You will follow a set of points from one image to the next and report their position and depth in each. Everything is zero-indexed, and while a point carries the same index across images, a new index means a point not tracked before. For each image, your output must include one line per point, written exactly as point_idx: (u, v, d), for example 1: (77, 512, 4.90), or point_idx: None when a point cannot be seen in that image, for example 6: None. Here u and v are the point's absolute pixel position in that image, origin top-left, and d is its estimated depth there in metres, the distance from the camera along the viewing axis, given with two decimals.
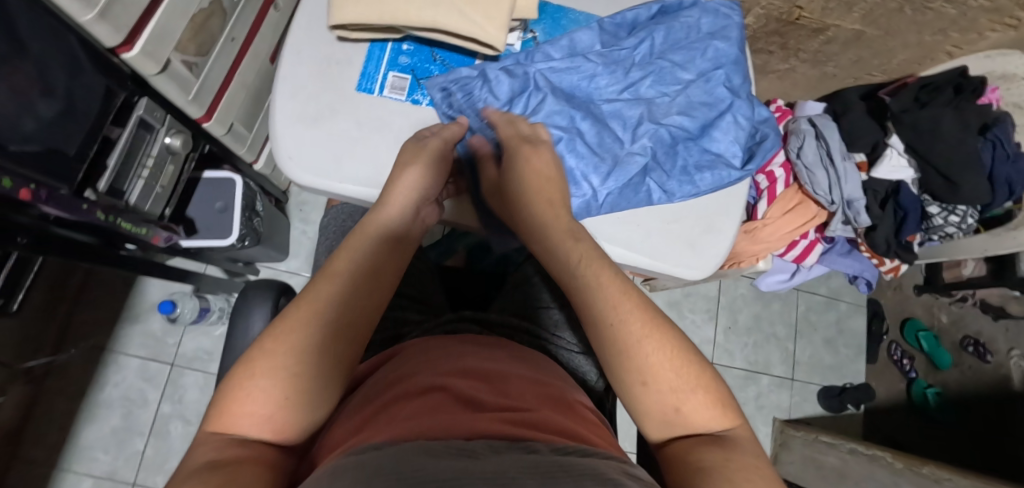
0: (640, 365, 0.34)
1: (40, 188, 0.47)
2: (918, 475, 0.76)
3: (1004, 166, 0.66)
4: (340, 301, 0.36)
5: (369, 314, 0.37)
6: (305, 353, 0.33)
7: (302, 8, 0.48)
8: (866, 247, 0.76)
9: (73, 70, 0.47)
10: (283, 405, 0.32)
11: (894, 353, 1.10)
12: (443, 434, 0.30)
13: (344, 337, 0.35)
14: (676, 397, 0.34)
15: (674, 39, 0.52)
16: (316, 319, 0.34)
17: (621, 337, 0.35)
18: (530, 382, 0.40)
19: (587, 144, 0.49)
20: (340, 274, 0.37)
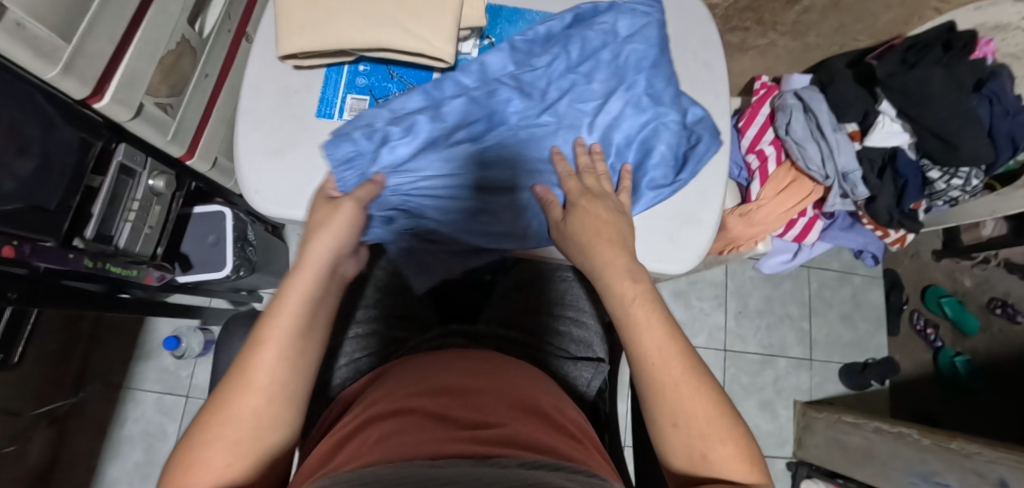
0: (674, 408, 0.35)
1: (23, 243, 0.48)
2: (946, 450, 0.72)
3: (1004, 122, 0.62)
4: (283, 367, 0.34)
5: (301, 377, 0.35)
6: (249, 421, 0.32)
7: (257, 41, 0.48)
8: (868, 219, 0.73)
9: (45, 126, 0.48)
10: (225, 473, 0.31)
11: (917, 323, 1.05)
12: (409, 456, 0.30)
13: (287, 402, 0.34)
14: (706, 444, 0.34)
15: (589, 50, 0.50)
16: (257, 384, 0.33)
17: (655, 378, 0.36)
18: (505, 399, 0.38)
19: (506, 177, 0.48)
20: (272, 337, 0.34)
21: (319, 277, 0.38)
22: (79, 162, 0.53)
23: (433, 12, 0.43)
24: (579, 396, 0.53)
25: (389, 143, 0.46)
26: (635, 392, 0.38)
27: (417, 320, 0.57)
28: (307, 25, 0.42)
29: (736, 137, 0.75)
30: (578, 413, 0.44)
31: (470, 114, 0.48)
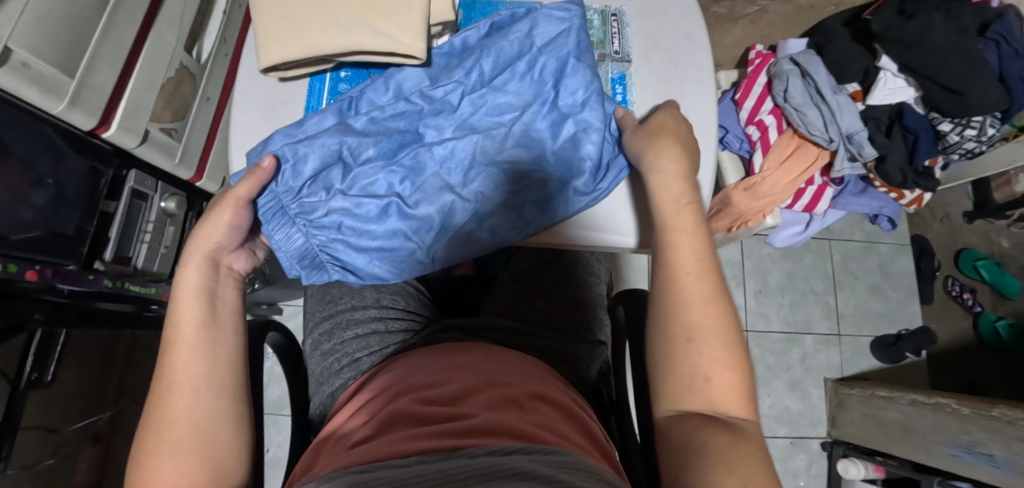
0: (694, 323, 0.36)
1: (45, 267, 0.51)
2: (987, 418, 0.68)
3: (1014, 63, 0.59)
4: (198, 359, 0.37)
5: (218, 365, 0.38)
6: (182, 418, 0.34)
7: (243, 57, 0.51)
8: (880, 182, 0.70)
9: (56, 157, 0.51)
10: (182, 473, 0.33)
11: (952, 289, 1.01)
12: (381, 456, 0.34)
13: (215, 391, 0.36)
14: (711, 368, 0.35)
15: (504, 62, 0.48)
16: (190, 381, 0.36)
17: (685, 282, 0.37)
18: (475, 394, 0.41)
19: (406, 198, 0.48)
20: (183, 335, 0.38)
21: (208, 263, 0.41)
22: (91, 190, 0.56)
23: (403, 13, 0.44)
24: (582, 381, 0.54)
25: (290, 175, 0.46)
26: (656, 299, 0.39)
27: (417, 318, 0.58)
28: (283, 36, 0.44)
29: (735, 109, 0.74)
30: (564, 391, 0.46)
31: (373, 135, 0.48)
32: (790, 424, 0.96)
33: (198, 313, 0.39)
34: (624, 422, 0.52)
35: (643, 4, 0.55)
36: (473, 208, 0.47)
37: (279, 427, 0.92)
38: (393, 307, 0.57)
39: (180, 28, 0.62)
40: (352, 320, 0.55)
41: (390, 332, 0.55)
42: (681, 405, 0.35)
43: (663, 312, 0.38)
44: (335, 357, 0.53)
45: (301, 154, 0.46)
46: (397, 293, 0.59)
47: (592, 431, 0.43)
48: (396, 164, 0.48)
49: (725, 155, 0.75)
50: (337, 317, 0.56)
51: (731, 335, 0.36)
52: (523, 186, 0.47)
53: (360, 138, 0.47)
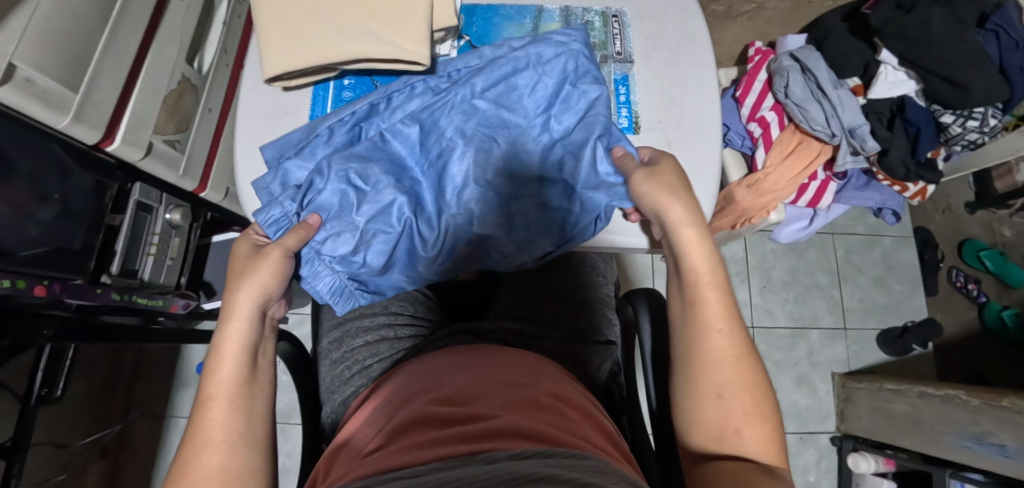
0: (726, 380, 0.39)
1: (53, 282, 0.51)
2: (996, 409, 0.68)
3: (1015, 54, 0.59)
4: (237, 412, 0.37)
5: (253, 420, 0.38)
6: (216, 475, 0.34)
7: (247, 69, 0.51)
8: (883, 175, 0.70)
9: (61, 173, 0.51)
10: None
11: (956, 280, 1.01)
12: (400, 462, 0.35)
13: (248, 448, 0.36)
14: (744, 422, 0.38)
15: (496, 76, 0.47)
16: (229, 437, 0.36)
17: (718, 342, 0.40)
18: (494, 394, 0.42)
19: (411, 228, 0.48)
20: (220, 394, 0.37)
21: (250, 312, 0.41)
22: (96, 204, 0.56)
23: (407, 20, 0.44)
24: (592, 380, 0.54)
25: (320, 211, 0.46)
26: (686, 359, 0.41)
27: (425, 323, 0.58)
28: (287, 45, 0.44)
29: (736, 106, 0.74)
30: (577, 388, 0.48)
31: (384, 164, 0.48)
32: (799, 420, 0.96)
33: (237, 367, 0.39)
34: (637, 422, 0.53)
35: (643, 5, 0.55)
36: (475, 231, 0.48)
37: (287, 437, 0.92)
38: (401, 313, 0.57)
39: (181, 40, 0.62)
40: (361, 328, 0.55)
41: (399, 338, 0.55)
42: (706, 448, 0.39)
43: (698, 370, 0.40)
44: (345, 365, 0.53)
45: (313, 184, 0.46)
46: (405, 299, 0.59)
47: (607, 429, 0.44)
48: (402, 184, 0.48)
49: (727, 153, 0.76)
50: (346, 325, 0.56)
51: (759, 390, 0.39)
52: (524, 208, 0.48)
53: (366, 162, 0.47)
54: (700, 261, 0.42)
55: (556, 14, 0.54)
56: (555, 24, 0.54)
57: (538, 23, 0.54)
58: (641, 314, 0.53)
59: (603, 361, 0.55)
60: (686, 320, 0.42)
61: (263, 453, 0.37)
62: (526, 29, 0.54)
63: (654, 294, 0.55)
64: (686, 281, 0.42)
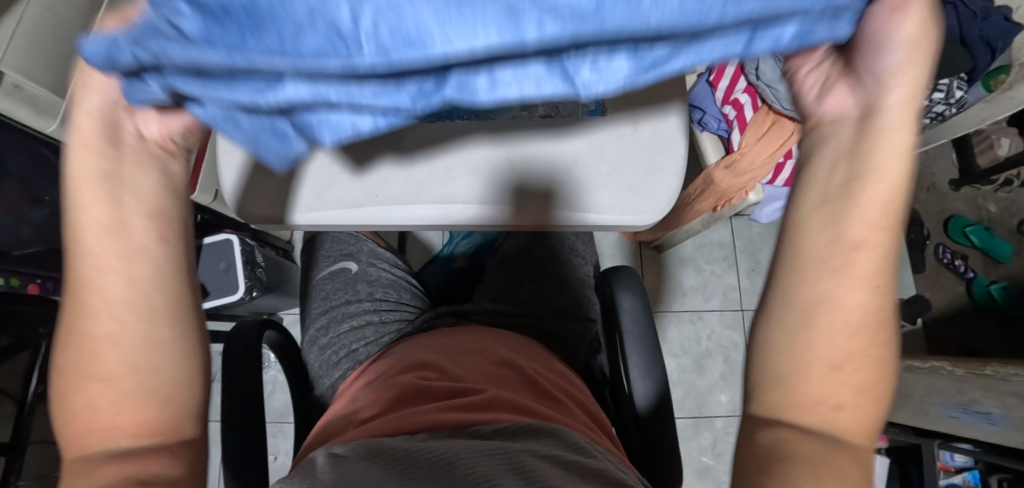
0: (852, 341, 0.25)
1: (46, 281, 0.53)
2: (980, 377, 0.68)
3: (973, 24, 0.61)
4: (126, 265, 0.25)
5: (142, 285, 0.26)
6: (106, 351, 0.25)
7: None
8: None
9: (52, 176, 0.54)
10: (116, 410, 0.25)
11: (943, 256, 1.01)
12: (390, 430, 0.37)
13: (141, 319, 0.25)
14: (848, 396, 0.25)
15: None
16: (122, 302, 0.25)
17: (856, 289, 0.25)
18: (485, 371, 0.44)
19: (326, 29, 0.16)
20: (103, 242, 0.25)
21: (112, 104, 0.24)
22: None
23: None
24: (573, 354, 0.55)
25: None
26: (803, 302, 0.25)
27: (411, 308, 0.60)
28: None
29: (711, 91, 0.76)
30: (558, 364, 0.49)
31: None
32: None
33: (110, 215, 0.25)
34: (619, 394, 0.54)
35: None
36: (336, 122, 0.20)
37: (284, 435, 0.93)
38: (386, 299, 0.59)
39: None
40: (347, 314, 0.57)
41: (384, 322, 0.56)
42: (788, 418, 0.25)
43: (811, 319, 0.25)
44: (333, 349, 0.54)
45: None
46: (389, 286, 0.61)
47: (589, 405, 0.45)
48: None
49: (704, 136, 0.78)
50: (332, 311, 0.57)
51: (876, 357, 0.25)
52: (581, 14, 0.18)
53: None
54: (875, 194, 0.24)
55: None
56: None
57: None
58: (616, 288, 0.54)
59: (584, 336, 0.55)
60: (801, 242, 0.25)
61: (182, 331, 0.27)
62: None
63: (629, 270, 0.56)
64: (835, 193, 0.25)
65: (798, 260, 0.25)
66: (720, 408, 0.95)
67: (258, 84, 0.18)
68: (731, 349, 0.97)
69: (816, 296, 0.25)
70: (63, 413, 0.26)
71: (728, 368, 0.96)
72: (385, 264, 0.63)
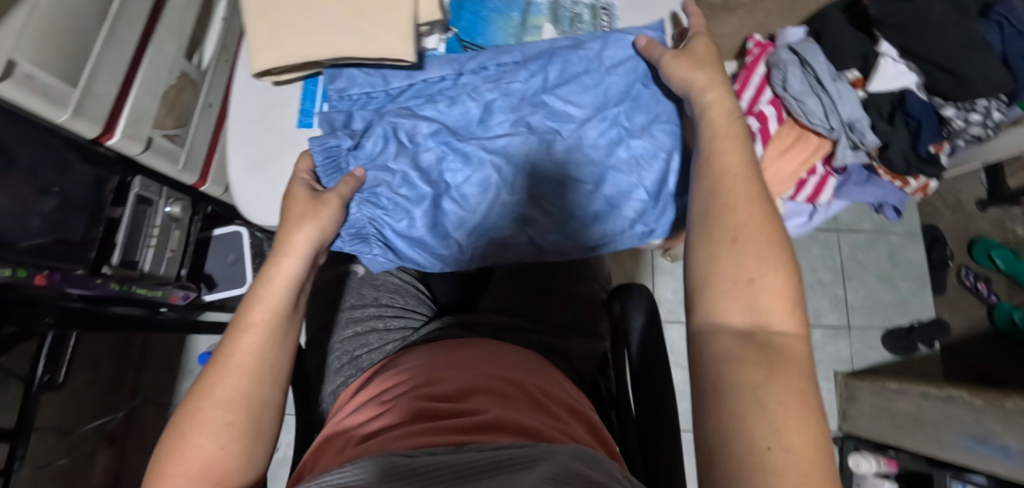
0: (738, 222, 0.35)
1: (53, 272, 0.52)
2: (1000, 410, 0.66)
3: (1018, 43, 0.58)
4: (262, 349, 0.38)
5: (277, 361, 0.38)
6: (230, 401, 0.35)
7: (239, 64, 0.52)
8: (883, 169, 0.67)
9: (61, 166, 0.53)
10: (222, 455, 0.34)
11: (966, 279, 0.97)
12: (392, 446, 0.35)
13: (269, 383, 0.37)
14: (754, 269, 0.33)
15: (571, 73, 0.50)
16: (253, 367, 0.37)
17: (727, 189, 0.37)
18: (496, 389, 0.42)
19: (481, 184, 0.51)
20: (258, 325, 0.38)
21: (307, 251, 0.42)
22: (97, 197, 0.57)
23: (390, 14, 0.44)
24: (578, 372, 0.53)
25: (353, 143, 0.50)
26: (696, 216, 0.38)
27: (418, 316, 0.59)
28: (272, 41, 0.45)
29: None
30: (566, 384, 0.48)
31: (442, 132, 0.51)
32: None
33: (279, 308, 0.39)
34: (625, 416, 0.52)
35: None
36: (454, 202, 0.51)
37: (287, 428, 0.93)
38: (392, 305, 0.58)
39: (180, 36, 0.63)
40: (351, 319, 0.56)
41: (389, 330, 0.55)
42: (722, 317, 0.33)
43: (708, 218, 0.37)
44: (335, 355, 0.54)
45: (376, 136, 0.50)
46: (395, 292, 0.59)
47: (593, 423, 0.44)
48: (448, 146, 0.50)
49: None
50: (337, 316, 0.57)
51: (782, 257, 0.34)
52: (539, 202, 0.50)
53: (421, 132, 0.50)
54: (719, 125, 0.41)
55: (544, 8, 0.54)
56: (543, 17, 0.54)
57: (526, 16, 0.54)
58: (627, 307, 0.53)
59: (592, 355, 0.54)
60: (712, 166, 0.39)
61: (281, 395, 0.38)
62: (513, 22, 0.53)
63: (640, 291, 0.54)
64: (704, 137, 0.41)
65: (704, 189, 0.38)
66: None
67: (436, 216, 0.52)
68: None
69: (721, 206, 0.36)
70: (165, 448, 0.34)
71: None
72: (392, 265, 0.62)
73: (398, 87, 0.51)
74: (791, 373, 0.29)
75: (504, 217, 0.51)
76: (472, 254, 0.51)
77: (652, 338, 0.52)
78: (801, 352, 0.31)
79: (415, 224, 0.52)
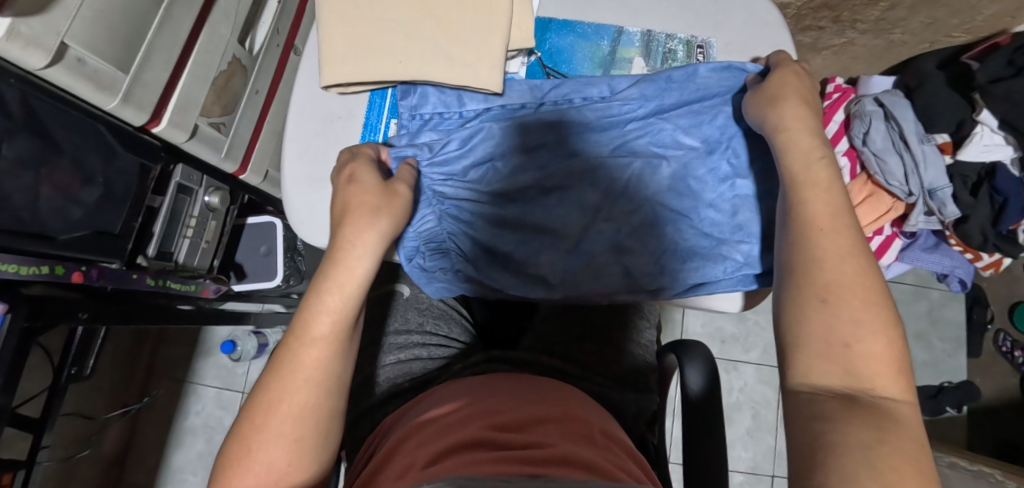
0: (830, 281, 0.32)
1: (91, 268, 0.51)
2: None
3: None
4: (328, 362, 0.36)
5: (340, 373, 0.37)
6: (292, 417, 0.35)
7: (304, 67, 0.49)
8: (955, 240, 0.65)
9: (107, 155, 0.49)
10: (289, 470, 0.34)
11: (1002, 344, 0.94)
12: (464, 471, 0.33)
13: (331, 396, 0.37)
14: (852, 332, 0.31)
15: (685, 99, 0.47)
16: (316, 381, 0.36)
17: (819, 240, 0.34)
18: (557, 424, 0.40)
19: (579, 207, 0.47)
20: (322, 337, 0.37)
21: (372, 253, 0.40)
22: (139, 186, 0.54)
23: (482, 39, 0.44)
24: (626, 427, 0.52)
25: (445, 157, 0.48)
26: (783, 268, 0.35)
27: (461, 345, 0.56)
28: (355, 58, 0.44)
29: None
30: (623, 433, 0.45)
31: (534, 148, 0.48)
32: None
33: (335, 321, 0.37)
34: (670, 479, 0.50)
35: (733, 36, 0.50)
36: (544, 222, 0.47)
37: None
38: (436, 333, 0.56)
39: (235, 18, 0.59)
40: (394, 345, 0.55)
41: (433, 359, 0.54)
42: (817, 380, 0.31)
43: (798, 273, 0.34)
44: (374, 382, 0.52)
45: (454, 157, 0.48)
46: (440, 319, 0.57)
47: (630, 449, 0.42)
48: (543, 163, 0.48)
49: None
50: (378, 340, 0.55)
51: (884, 318, 0.31)
52: (637, 231, 0.46)
53: (515, 148, 0.48)
54: (803, 168, 0.37)
55: (637, 39, 0.50)
56: (635, 49, 0.50)
57: (616, 46, 0.50)
58: (685, 362, 0.50)
59: (642, 412, 0.52)
60: (796, 219, 0.36)
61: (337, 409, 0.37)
62: (602, 52, 0.50)
63: (699, 346, 0.51)
64: (789, 179, 0.37)
65: (788, 243, 0.36)
66: (739, 464, 0.92)
67: (521, 237, 0.48)
68: (763, 406, 0.94)
69: (811, 261, 0.34)
70: (229, 452, 0.35)
71: (755, 424, 0.93)
72: None
73: (474, 111, 0.48)
74: (903, 440, 0.27)
75: (598, 242, 0.47)
76: (561, 278, 0.47)
77: (710, 404, 0.48)
78: (911, 418, 0.29)
79: (492, 240, 0.48)
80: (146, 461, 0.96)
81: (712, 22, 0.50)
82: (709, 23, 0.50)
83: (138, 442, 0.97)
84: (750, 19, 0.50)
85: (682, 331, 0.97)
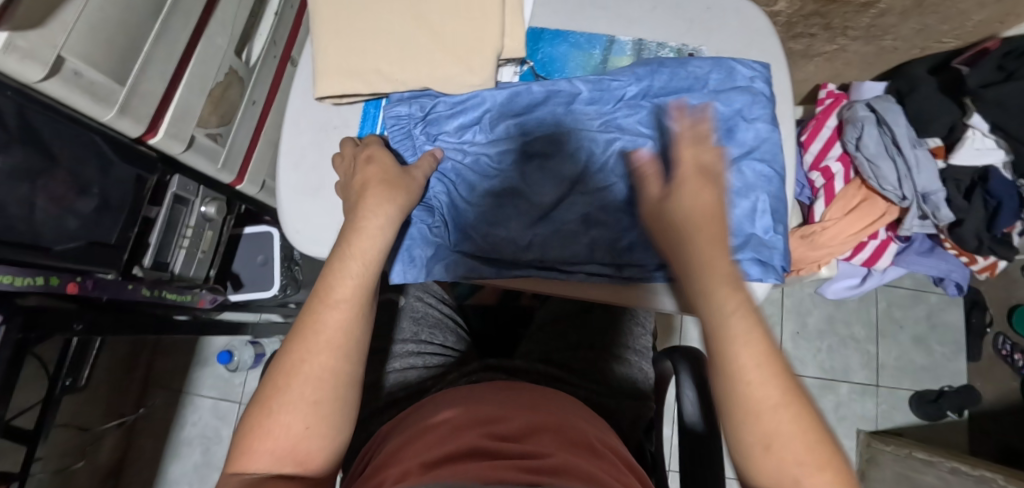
0: (767, 423, 0.30)
1: (86, 279, 0.51)
2: None
3: None
4: (349, 327, 0.37)
5: (362, 340, 0.38)
6: (315, 379, 0.35)
7: (299, 78, 0.50)
8: (950, 243, 0.66)
9: (103, 166, 0.50)
10: (305, 435, 0.34)
11: (1003, 348, 0.93)
12: (462, 478, 0.33)
13: (356, 359, 0.37)
14: (804, 474, 0.28)
15: (675, 85, 0.47)
16: (339, 344, 0.36)
17: (738, 367, 0.31)
18: (555, 432, 0.40)
19: (560, 176, 0.46)
20: (345, 301, 0.37)
21: (390, 222, 0.41)
22: (136, 196, 0.55)
23: (474, 47, 0.44)
24: (623, 433, 0.51)
25: (434, 116, 0.47)
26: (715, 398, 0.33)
27: (455, 353, 0.56)
28: (348, 70, 0.45)
29: (799, 151, 0.69)
30: (621, 445, 0.45)
31: (525, 113, 0.47)
32: None
33: (355, 289, 0.38)
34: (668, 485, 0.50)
35: (724, 45, 0.50)
36: (521, 190, 0.47)
37: None
38: (431, 342, 0.56)
39: (232, 30, 0.59)
40: (390, 353, 0.55)
41: (428, 368, 0.54)
42: None
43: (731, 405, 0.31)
44: (368, 389, 0.52)
45: (440, 117, 0.47)
46: (435, 327, 0.58)
47: (626, 457, 0.42)
48: (529, 131, 0.47)
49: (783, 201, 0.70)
50: (374, 349, 0.56)
51: (829, 443, 0.29)
52: (609, 206, 0.46)
53: (503, 118, 0.47)
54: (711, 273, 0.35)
55: (628, 47, 0.50)
56: (627, 58, 0.50)
57: (608, 55, 0.50)
58: (679, 370, 0.49)
59: (638, 418, 0.52)
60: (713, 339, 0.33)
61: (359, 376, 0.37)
62: (594, 60, 0.50)
63: (696, 353, 0.51)
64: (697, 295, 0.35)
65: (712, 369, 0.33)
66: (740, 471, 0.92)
67: (495, 205, 0.47)
68: None
69: (724, 338, 0.32)
70: (251, 411, 0.34)
71: None
72: (432, 297, 0.61)
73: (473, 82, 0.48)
74: None
75: (571, 213, 0.46)
76: (529, 245, 0.46)
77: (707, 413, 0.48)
78: None
79: (463, 217, 0.47)
80: (142, 473, 0.96)
81: (705, 31, 0.51)
82: (700, 32, 0.50)
83: (133, 453, 0.96)
84: (742, 29, 0.50)
85: (680, 338, 0.97)
